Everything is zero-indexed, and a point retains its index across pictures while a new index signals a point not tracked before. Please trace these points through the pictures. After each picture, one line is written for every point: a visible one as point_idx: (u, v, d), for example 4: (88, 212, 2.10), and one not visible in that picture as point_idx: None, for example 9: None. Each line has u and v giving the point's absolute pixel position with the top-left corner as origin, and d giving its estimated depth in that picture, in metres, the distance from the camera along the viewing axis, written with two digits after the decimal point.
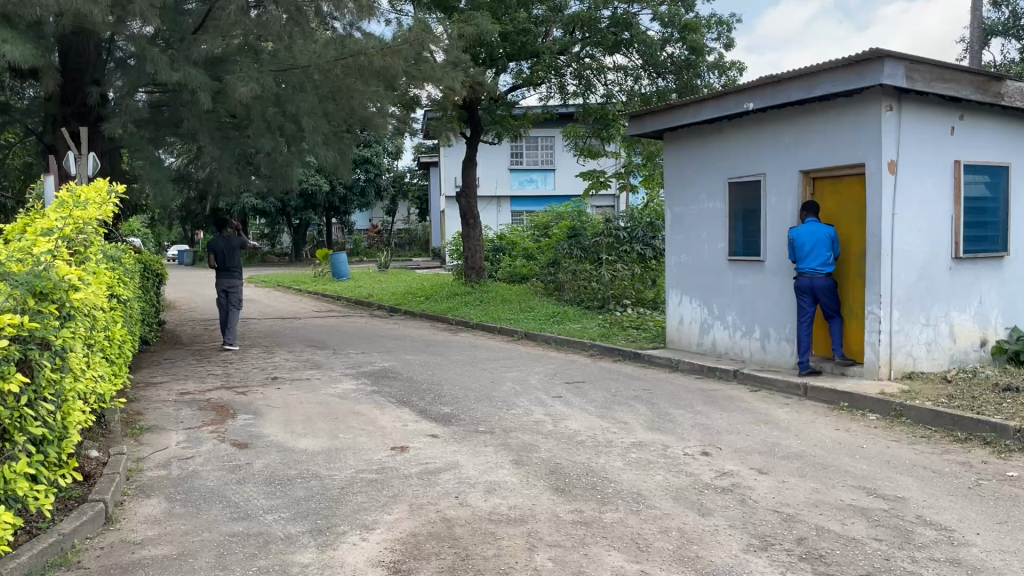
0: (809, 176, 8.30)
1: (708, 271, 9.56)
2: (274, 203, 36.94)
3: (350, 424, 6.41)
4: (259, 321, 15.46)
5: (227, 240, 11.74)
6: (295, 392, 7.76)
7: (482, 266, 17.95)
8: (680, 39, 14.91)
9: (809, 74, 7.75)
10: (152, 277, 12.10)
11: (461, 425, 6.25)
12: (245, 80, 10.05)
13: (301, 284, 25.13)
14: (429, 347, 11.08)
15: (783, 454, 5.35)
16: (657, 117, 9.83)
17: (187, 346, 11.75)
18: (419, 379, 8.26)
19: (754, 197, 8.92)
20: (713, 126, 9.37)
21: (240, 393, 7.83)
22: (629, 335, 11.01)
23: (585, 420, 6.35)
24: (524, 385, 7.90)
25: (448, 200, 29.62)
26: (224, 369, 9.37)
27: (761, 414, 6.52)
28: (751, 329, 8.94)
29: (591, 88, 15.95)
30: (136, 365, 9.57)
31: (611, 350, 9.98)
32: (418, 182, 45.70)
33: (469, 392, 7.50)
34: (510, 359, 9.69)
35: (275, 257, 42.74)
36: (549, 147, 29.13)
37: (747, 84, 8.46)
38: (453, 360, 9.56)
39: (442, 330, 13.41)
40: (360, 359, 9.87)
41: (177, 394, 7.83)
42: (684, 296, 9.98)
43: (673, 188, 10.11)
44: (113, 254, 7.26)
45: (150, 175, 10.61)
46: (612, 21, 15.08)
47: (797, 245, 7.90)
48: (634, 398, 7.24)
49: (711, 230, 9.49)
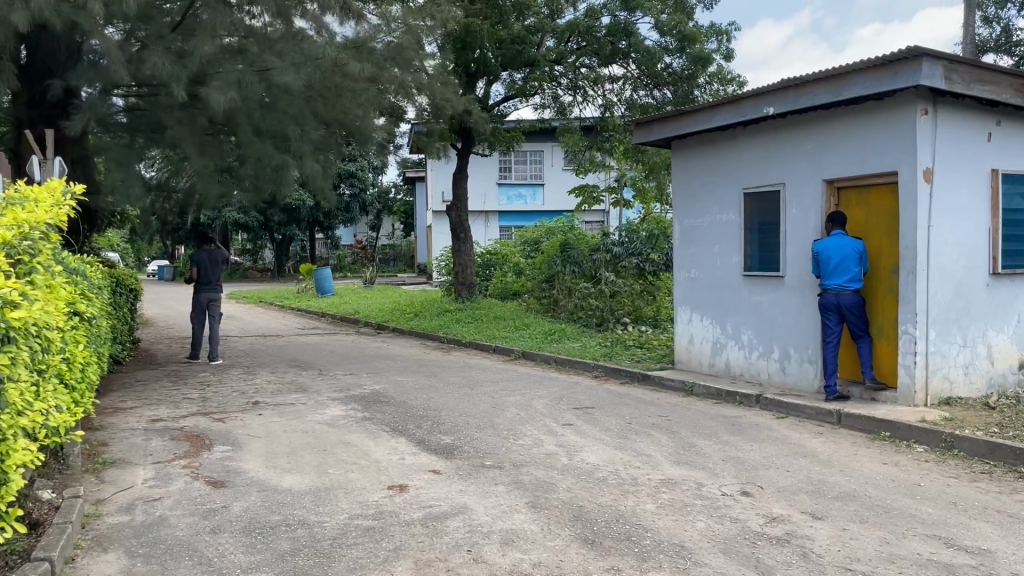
0: (834, 185, 7.72)
1: (721, 287, 8.97)
2: (257, 217, 36.17)
3: (340, 456, 5.72)
4: (240, 339, 14.72)
5: (209, 253, 11.12)
6: (279, 420, 7.06)
7: (473, 282, 17.24)
8: (680, 50, 14.15)
9: (836, 75, 7.22)
10: (124, 293, 11.33)
11: (465, 458, 5.59)
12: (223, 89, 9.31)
13: (284, 301, 24.33)
14: (422, 367, 10.40)
15: (834, 495, 4.75)
16: (666, 124, 9.28)
17: (163, 366, 11.01)
18: (414, 404, 7.59)
19: (773, 208, 8.34)
20: (727, 134, 8.81)
21: (217, 420, 7.12)
22: (635, 355, 10.37)
23: (602, 453, 5.71)
24: (529, 411, 7.24)
25: (435, 215, 29.01)
26: (200, 393, 8.63)
27: (796, 445, 5.91)
28: (769, 349, 8.34)
29: (588, 98, 15.44)
30: (105, 387, 8.83)
31: (618, 371, 9.33)
32: (403, 198, 45.13)
33: (469, 419, 6.84)
34: (510, 381, 9.02)
35: (257, 273, 41.87)
36: (538, 162, 28.61)
37: (766, 87, 7.92)
38: (449, 383, 8.89)
39: (433, 349, 12.72)
40: (349, 381, 9.19)
41: (147, 422, 7.10)
42: (695, 314, 9.37)
43: (682, 199, 9.54)
44: (77, 267, 6.57)
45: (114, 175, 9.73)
46: (610, 29, 14.47)
47: (823, 258, 7.31)
48: (652, 426, 6.60)
49: (724, 243, 8.91)
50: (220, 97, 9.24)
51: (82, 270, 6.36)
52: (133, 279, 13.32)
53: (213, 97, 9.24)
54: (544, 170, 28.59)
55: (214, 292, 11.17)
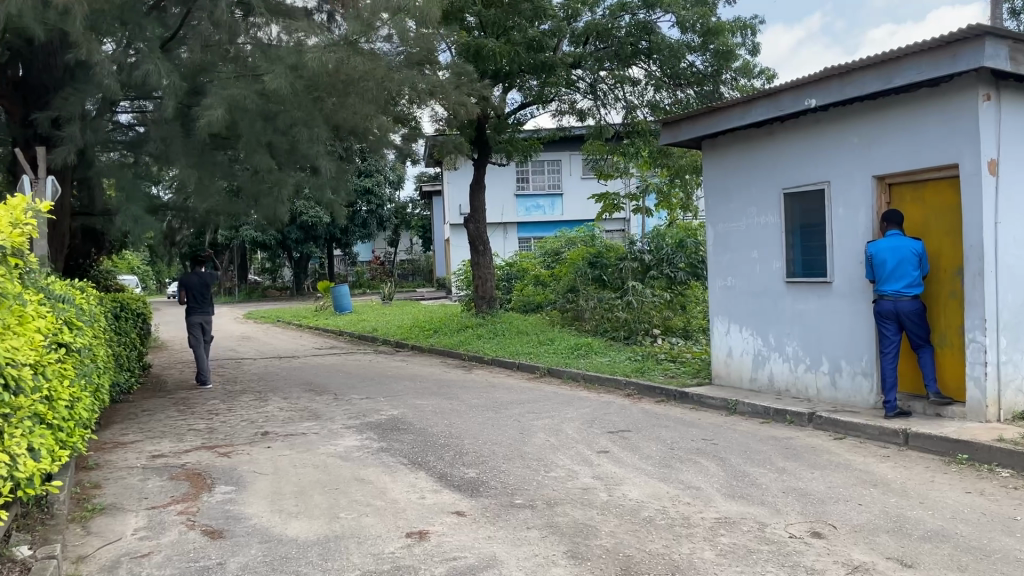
0: (885, 181, 7.09)
1: (760, 295, 8.34)
2: (274, 235, 35.81)
3: (353, 496, 5.14)
4: (255, 362, 14.21)
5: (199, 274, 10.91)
6: (288, 453, 6.50)
7: (493, 295, 16.64)
8: (704, 46, 13.74)
9: (887, 61, 6.60)
10: (129, 317, 10.83)
11: (492, 496, 4.99)
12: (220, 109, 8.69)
13: (302, 320, 23.84)
14: (442, 388, 9.79)
15: (920, 535, 4.12)
16: (696, 122, 8.68)
17: (171, 393, 10.49)
18: (434, 431, 7.01)
19: (816, 209, 7.72)
20: (763, 130, 8.20)
21: (222, 455, 6.57)
22: (668, 370, 9.73)
23: (645, 486, 5.10)
24: (559, 436, 6.62)
25: (453, 228, 28.49)
26: (207, 423, 8.09)
27: (864, 473, 5.27)
28: (817, 362, 7.69)
29: (606, 102, 14.89)
30: (108, 419, 8.30)
31: (652, 389, 8.69)
32: (420, 212, 44.77)
33: (495, 448, 6.24)
34: (537, 402, 8.40)
35: (275, 292, 41.54)
36: (556, 171, 28.03)
37: (807, 77, 7.32)
38: (471, 405, 8.29)
39: (454, 367, 12.14)
40: (365, 406, 8.60)
41: (147, 458, 6.57)
42: (732, 325, 8.74)
43: (715, 202, 8.93)
44: (67, 294, 6.09)
45: (125, 209, 9.05)
46: (629, 29, 13.90)
47: (878, 262, 6.69)
48: (697, 452, 5.97)
49: (763, 248, 8.28)
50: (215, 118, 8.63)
51: (66, 295, 5.90)
52: (140, 303, 12.86)
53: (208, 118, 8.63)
54: (562, 179, 28.03)
55: (207, 311, 10.99)
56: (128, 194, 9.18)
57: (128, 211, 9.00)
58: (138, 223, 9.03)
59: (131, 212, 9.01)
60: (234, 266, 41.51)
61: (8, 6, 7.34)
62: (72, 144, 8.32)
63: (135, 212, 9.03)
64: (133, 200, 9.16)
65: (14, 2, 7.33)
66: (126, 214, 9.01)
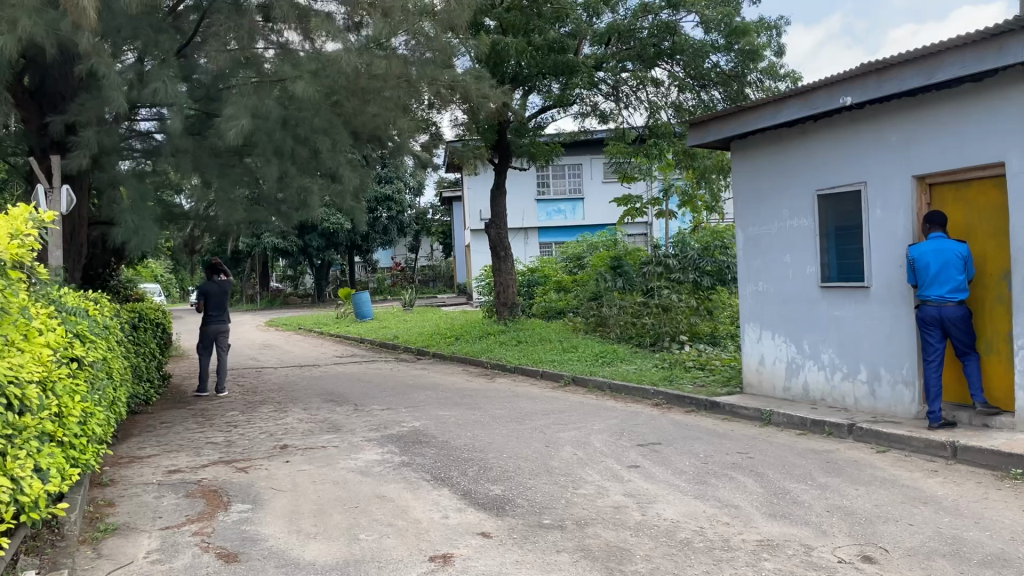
0: (925, 181, 6.80)
1: (794, 301, 8.06)
2: (295, 243, 35.82)
3: (374, 516, 4.93)
4: (275, 371, 14.06)
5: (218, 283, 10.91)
6: (308, 468, 6.29)
7: (515, 302, 16.40)
8: (728, 46, 13.47)
9: (926, 56, 6.32)
10: (148, 327, 10.71)
11: (518, 516, 4.75)
12: (238, 115, 8.54)
13: (323, 327, 23.73)
14: (465, 398, 9.55)
15: (980, 559, 3.83)
16: (724, 122, 8.42)
17: (190, 404, 10.34)
18: (458, 444, 6.77)
19: (852, 211, 7.44)
20: (795, 130, 7.94)
21: (240, 470, 6.38)
22: (697, 378, 9.44)
23: (680, 504, 4.84)
24: (587, 450, 6.37)
25: (474, 233, 28.30)
26: (225, 436, 7.91)
27: (913, 491, 4.98)
28: (855, 369, 7.41)
29: (629, 105, 14.62)
30: (126, 432, 8.16)
31: (682, 399, 8.41)
32: (441, 218, 44.68)
33: (520, 463, 6.00)
34: (562, 412, 8.15)
35: (297, 299, 41.58)
36: (577, 175, 27.77)
37: (841, 74, 7.04)
38: (495, 417, 8.05)
39: (476, 376, 11.90)
40: (385, 418, 8.39)
41: (163, 473, 6.40)
42: (764, 331, 8.45)
43: (744, 205, 8.66)
44: (79, 305, 5.91)
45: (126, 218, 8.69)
46: (652, 30, 13.63)
47: (920, 266, 6.42)
48: (733, 467, 5.70)
49: (796, 252, 8.01)
50: (234, 127, 8.49)
51: (78, 306, 5.74)
52: (160, 313, 12.77)
53: (226, 128, 8.49)
54: (583, 184, 27.74)
55: (224, 320, 11.01)
56: (133, 204, 8.85)
57: (128, 220, 8.65)
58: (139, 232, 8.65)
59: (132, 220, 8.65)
60: (256, 274, 41.59)
61: (17, 25, 7.19)
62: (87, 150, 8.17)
63: (135, 221, 8.67)
64: (137, 210, 8.82)
65: (22, 16, 7.17)
66: (125, 223, 8.65)
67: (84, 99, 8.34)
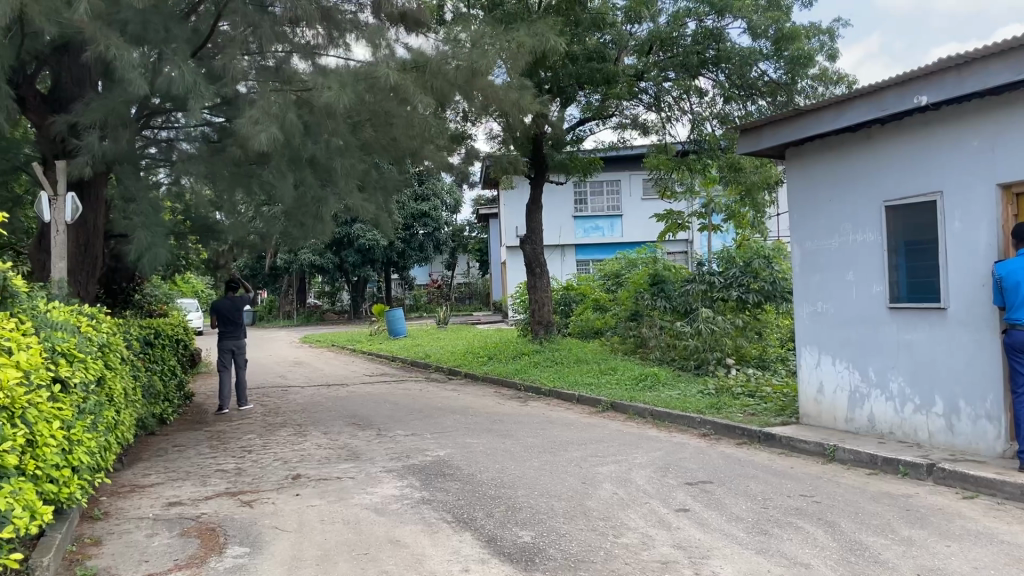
0: (1011, 190, 6.04)
1: (857, 324, 7.30)
2: (332, 260, 35.60)
3: (385, 567, 4.29)
4: (302, 389, 13.54)
5: (232, 299, 10.83)
6: (319, 504, 5.68)
7: (550, 320, 15.74)
8: (777, 53, 12.74)
9: (1014, 49, 5.60)
10: (166, 344, 10.26)
11: (550, 572, 4.08)
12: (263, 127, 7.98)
13: (357, 343, 23.30)
14: (495, 424, 8.88)
15: None
16: (780, 126, 7.70)
17: (210, 425, 9.84)
18: (484, 479, 6.11)
19: (926, 225, 6.68)
20: (859, 134, 7.21)
21: (246, 504, 5.80)
22: (748, 406, 8.68)
23: (740, 560, 4.15)
24: (630, 488, 5.67)
25: (510, 250, 27.74)
26: (237, 463, 7.35)
27: (1019, 551, 4.21)
28: (929, 402, 6.62)
29: (671, 116, 13.94)
30: (132, 457, 7.63)
31: (732, 429, 7.68)
32: (478, 235, 44.29)
33: (554, 503, 5.32)
34: (601, 442, 7.45)
35: (333, 315, 41.39)
36: (616, 191, 27.08)
37: (915, 71, 6.33)
38: (527, 446, 7.38)
39: (509, 399, 11.22)
40: (409, 445, 7.76)
41: (162, 506, 5.83)
42: (823, 356, 7.68)
43: (801, 217, 7.93)
44: (71, 323, 5.43)
45: (137, 234, 7.85)
46: (697, 37, 12.95)
47: (1009, 286, 5.69)
48: (798, 514, 4.97)
49: (860, 269, 7.26)
50: (261, 135, 7.93)
51: (68, 322, 5.27)
52: (182, 329, 12.35)
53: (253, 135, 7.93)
54: (622, 201, 27.03)
55: (240, 337, 10.91)
56: (144, 218, 8.01)
57: (140, 236, 7.80)
58: (151, 250, 7.83)
59: (145, 237, 7.81)
60: (293, 289, 41.50)
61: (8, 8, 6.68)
62: (90, 156, 7.65)
63: (148, 238, 7.83)
64: (149, 224, 7.98)
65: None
66: (137, 239, 7.81)
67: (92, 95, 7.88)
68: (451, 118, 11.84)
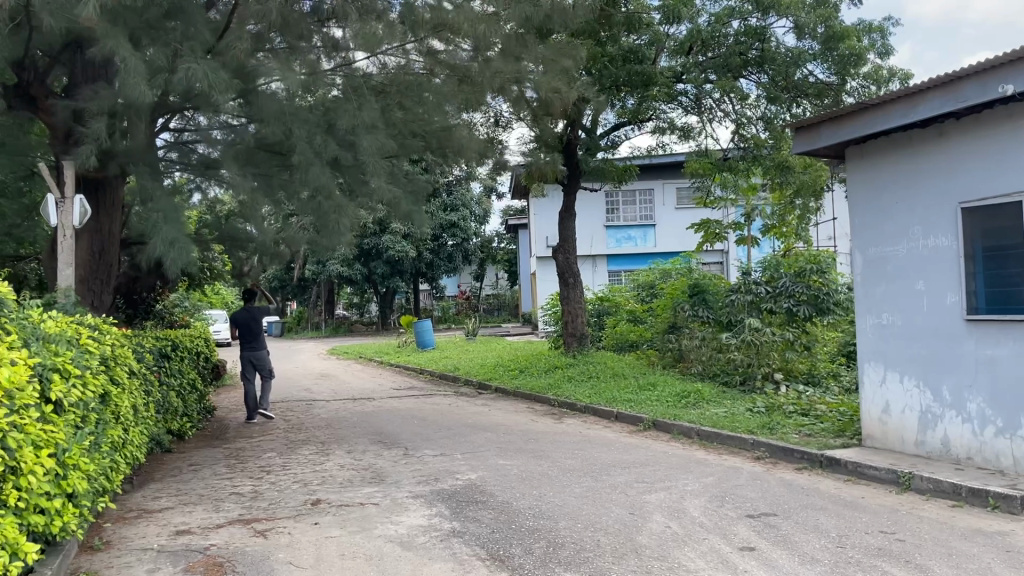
0: None
1: (929, 336, 6.65)
2: (360, 271, 35.25)
3: None
4: (328, 404, 13.06)
5: (249, 310, 10.44)
6: (340, 534, 5.16)
7: (584, 332, 15.13)
8: (825, 52, 12.15)
9: None
10: (185, 356, 9.80)
11: None
12: None
13: (384, 355, 22.82)
14: (530, 443, 8.31)
15: None
16: (840, 124, 7.09)
17: (229, 441, 9.36)
18: (521, 507, 5.54)
19: (1008, 229, 6.04)
20: (930, 129, 6.58)
21: (260, 534, 5.29)
22: (803, 426, 8.04)
23: None
24: (685, 520, 5.07)
25: (540, 261, 27.20)
26: (254, 485, 6.85)
27: None
28: (1014, 425, 5.95)
29: (711, 119, 13.32)
30: (144, 478, 7.16)
31: (789, 453, 7.05)
32: (507, 247, 43.83)
33: (601, 538, 4.74)
34: (645, 466, 6.86)
35: (362, 326, 41.08)
36: (648, 201, 26.46)
37: (1000, 57, 5.69)
38: (566, 469, 6.81)
39: (543, 415, 10.63)
40: (438, 466, 7.22)
41: (169, 535, 5.34)
42: (889, 373, 7.02)
43: (863, 222, 7.29)
44: (68, 334, 4.95)
45: (159, 231, 7.33)
46: (740, 34, 12.35)
47: None
48: (880, 554, 4.36)
49: (932, 277, 6.62)
50: None
51: (63, 335, 4.82)
52: (203, 341, 11.97)
53: None
54: (655, 211, 26.40)
55: (260, 349, 10.47)
56: (165, 215, 7.52)
57: (164, 232, 7.28)
58: (174, 246, 7.25)
59: (167, 233, 7.28)
60: (322, 301, 41.21)
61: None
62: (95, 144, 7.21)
63: (169, 234, 7.29)
64: (170, 221, 7.45)
65: None
66: (161, 236, 7.28)
67: (101, 87, 7.50)
68: (483, 121, 11.39)
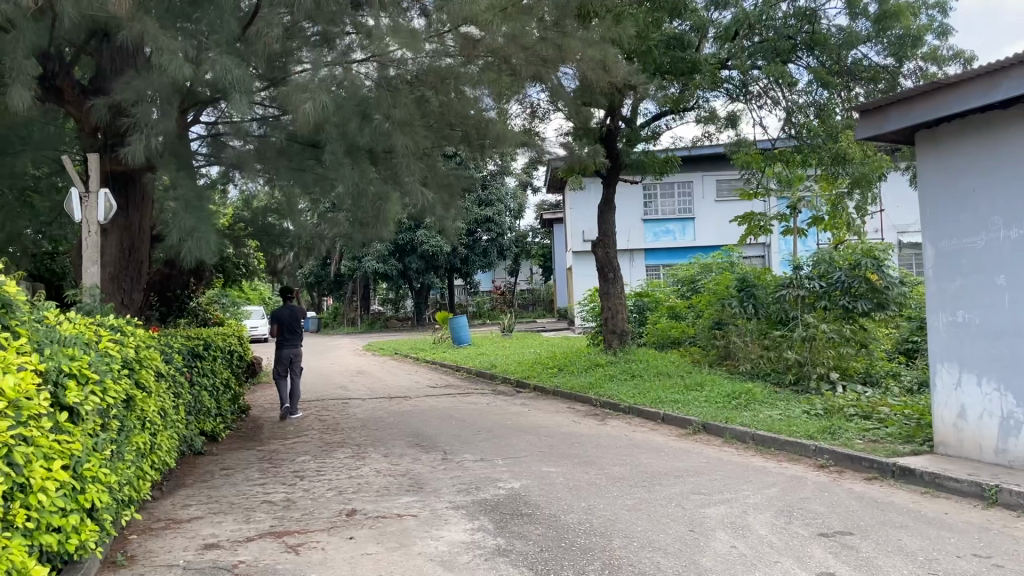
0: None
1: (1012, 335, 6.11)
2: (395, 267, 35.03)
3: None
4: (363, 402, 12.76)
5: (290, 309, 10.22)
6: (378, 550, 4.80)
7: (626, 329, 14.65)
8: (878, 32, 11.55)
9: None
10: (217, 355, 9.52)
11: None
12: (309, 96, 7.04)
13: (420, 352, 22.51)
14: (574, 447, 7.91)
15: None
16: (910, 106, 6.56)
17: (262, 443, 9.06)
18: (571, 522, 5.14)
19: None
20: (1013, 108, 6.04)
21: (292, 549, 4.95)
22: (867, 431, 7.53)
23: None
24: (751, 539, 4.63)
25: (577, 255, 26.71)
26: (287, 492, 6.53)
27: None
28: None
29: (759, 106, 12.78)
30: (174, 484, 6.88)
31: (856, 460, 6.56)
32: (542, 241, 43.39)
33: (662, 561, 4.32)
34: (699, 474, 6.41)
35: (397, 323, 40.89)
36: (687, 193, 25.86)
37: None
38: (615, 477, 6.38)
39: (585, 416, 10.21)
40: (478, 473, 6.84)
41: (196, 550, 5.02)
42: (965, 374, 6.49)
43: (937, 210, 6.74)
44: (85, 336, 4.62)
45: (177, 220, 7.07)
46: (792, 16, 11.78)
47: None
48: None
49: (1016, 271, 6.08)
50: (308, 104, 6.99)
51: (78, 338, 4.49)
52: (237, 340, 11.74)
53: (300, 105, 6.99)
54: (694, 203, 25.79)
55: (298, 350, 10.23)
56: (184, 204, 7.20)
57: (182, 221, 7.01)
58: (192, 233, 7.00)
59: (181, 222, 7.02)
60: (357, 297, 41.08)
61: None
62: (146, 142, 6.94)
63: (187, 222, 7.03)
64: (192, 208, 7.21)
65: None
66: (179, 224, 7.02)
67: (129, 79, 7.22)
68: (520, 111, 11.00)
